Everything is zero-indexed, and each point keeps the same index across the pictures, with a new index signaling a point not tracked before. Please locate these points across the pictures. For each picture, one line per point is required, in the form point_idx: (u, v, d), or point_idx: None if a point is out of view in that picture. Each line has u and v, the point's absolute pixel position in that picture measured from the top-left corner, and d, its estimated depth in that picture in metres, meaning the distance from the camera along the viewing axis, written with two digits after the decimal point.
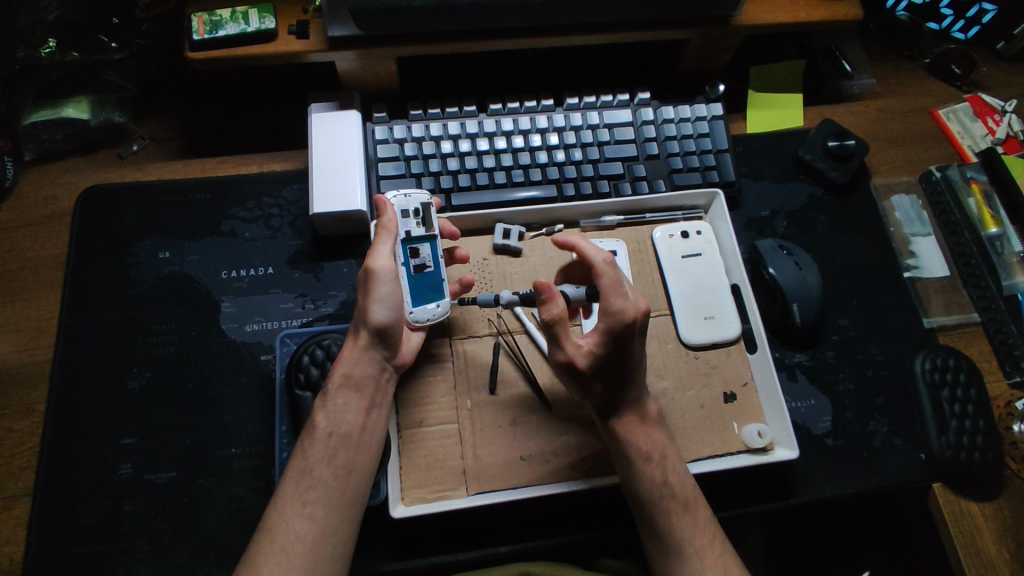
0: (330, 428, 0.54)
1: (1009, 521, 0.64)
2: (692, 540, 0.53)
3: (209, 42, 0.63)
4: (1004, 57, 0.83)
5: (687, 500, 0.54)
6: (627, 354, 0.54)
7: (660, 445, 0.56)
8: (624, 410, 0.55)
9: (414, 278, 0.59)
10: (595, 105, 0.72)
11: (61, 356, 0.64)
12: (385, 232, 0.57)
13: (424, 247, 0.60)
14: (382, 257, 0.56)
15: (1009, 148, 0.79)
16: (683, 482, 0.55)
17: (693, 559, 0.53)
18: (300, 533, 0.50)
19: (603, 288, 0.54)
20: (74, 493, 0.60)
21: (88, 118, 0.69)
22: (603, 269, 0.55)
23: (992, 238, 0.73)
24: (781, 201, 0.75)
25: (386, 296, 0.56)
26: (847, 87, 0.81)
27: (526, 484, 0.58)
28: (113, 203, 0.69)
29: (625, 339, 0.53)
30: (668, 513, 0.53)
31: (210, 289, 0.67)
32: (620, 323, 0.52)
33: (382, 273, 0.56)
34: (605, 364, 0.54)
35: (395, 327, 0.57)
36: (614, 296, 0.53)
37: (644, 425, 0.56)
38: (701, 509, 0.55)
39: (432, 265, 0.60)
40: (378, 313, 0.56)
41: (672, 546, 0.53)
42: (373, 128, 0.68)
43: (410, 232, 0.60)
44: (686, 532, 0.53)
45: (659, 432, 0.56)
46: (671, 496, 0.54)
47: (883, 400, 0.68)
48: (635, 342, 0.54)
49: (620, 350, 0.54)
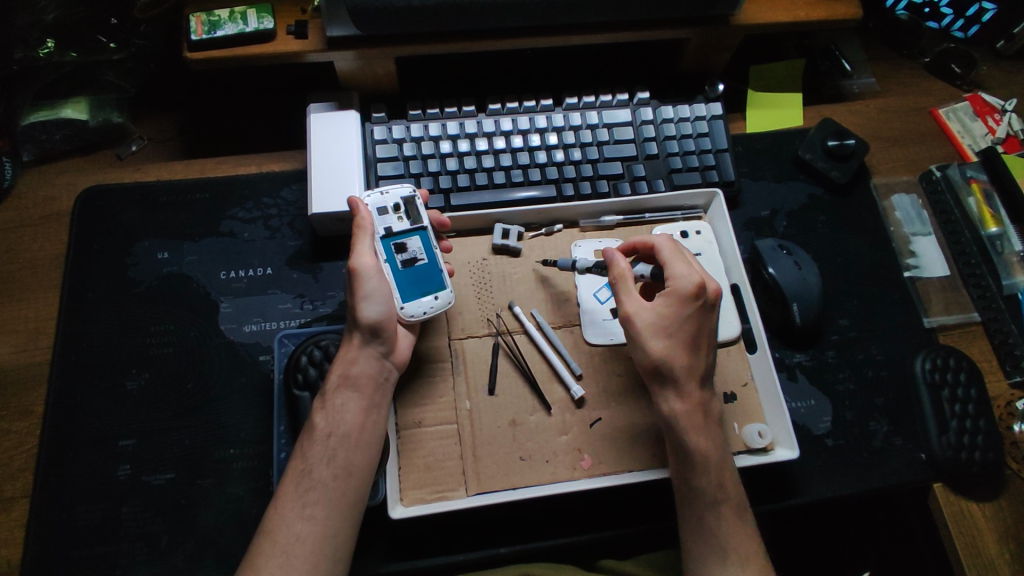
0: (328, 428, 0.54)
1: (1009, 521, 0.63)
2: (737, 547, 0.52)
3: (208, 43, 0.63)
4: (1004, 56, 0.83)
5: (735, 501, 0.54)
6: (694, 321, 0.55)
7: (718, 446, 0.54)
8: (688, 397, 0.54)
9: (403, 273, 0.59)
10: (594, 104, 0.72)
11: (60, 358, 0.64)
12: (362, 231, 0.57)
13: (410, 241, 0.60)
14: (362, 255, 0.56)
15: (1009, 147, 0.79)
16: (736, 486, 0.54)
17: (733, 566, 0.51)
18: (301, 535, 0.50)
19: (664, 258, 0.58)
20: (73, 494, 0.60)
21: (86, 119, 0.69)
22: (662, 244, 0.59)
23: (992, 237, 0.73)
24: (780, 201, 0.75)
25: (372, 292, 0.56)
26: (847, 86, 0.81)
27: (527, 484, 0.58)
28: (112, 204, 0.69)
29: (693, 304, 0.55)
30: (717, 515, 0.53)
31: (208, 290, 0.67)
32: (689, 284, 0.56)
33: (364, 270, 0.56)
34: (676, 329, 0.55)
35: (387, 320, 0.57)
36: (676, 263, 0.57)
37: (706, 419, 0.54)
38: (746, 517, 0.54)
39: (424, 256, 0.59)
40: (367, 311, 0.56)
41: (717, 550, 0.52)
42: (371, 129, 0.68)
43: (391, 228, 0.59)
44: (732, 537, 0.52)
45: (719, 432, 0.55)
46: (724, 499, 0.53)
47: (883, 400, 0.68)
48: (699, 312, 0.56)
49: (688, 318, 0.55)
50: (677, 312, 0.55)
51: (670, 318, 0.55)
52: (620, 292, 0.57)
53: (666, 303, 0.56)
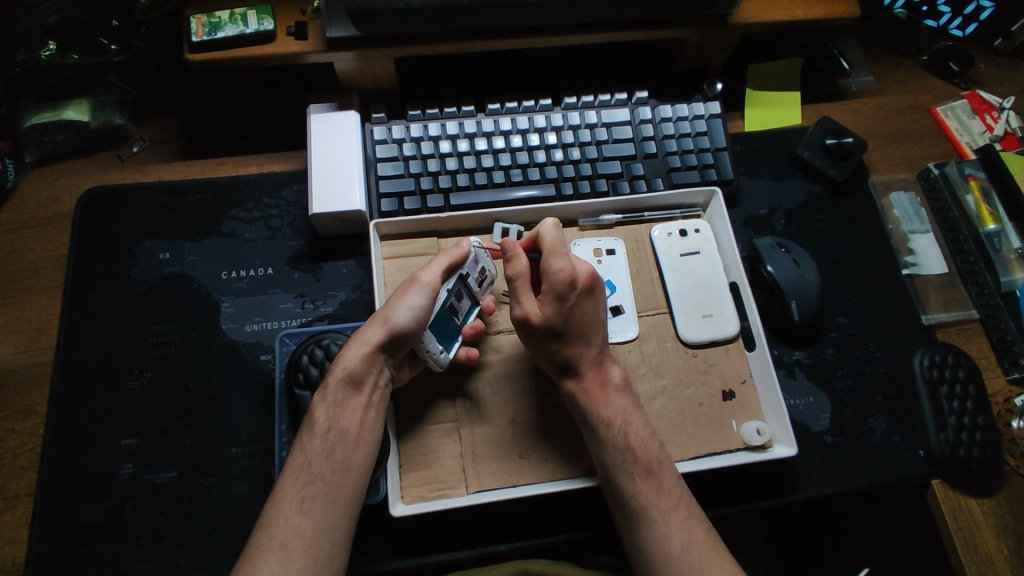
0: (328, 423, 0.54)
1: (1007, 517, 0.64)
2: (656, 504, 0.54)
3: (209, 44, 0.63)
4: (1002, 54, 0.83)
5: (653, 462, 0.55)
6: (573, 314, 0.57)
7: (622, 411, 0.57)
8: (582, 372, 0.57)
9: (445, 313, 0.58)
10: (594, 104, 0.72)
11: (63, 358, 0.64)
12: (448, 255, 0.58)
13: (466, 300, 0.60)
14: (431, 272, 0.57)
15: (1008, 144, 0.79)
16: (646, 447, 0.56)
17: (658, 524, 0.53)
18: (299, 529, 0.50)
19: (545, 248, 0.58)
20: (76, 492, 0.60)
21: (88, 120, 0.69)
22: (545, 237, 0.59)
23: (991, 234, 0.74)
24: (779, 199, 0.75)
25: (416, 304, 0.55)
26: (845, 85, 0.81)
27: (526, 482, 0.58)
28: (114, 205, 0.70)
29: (569, 299, 0.56)
30: (636, 476, 0.54)
31: (210, 290, 0.68)
32: (566, 280, 0.55)
33: (423, 284, 0.56)
34: (562, 327, 0.56)
35: (411, 338, 0.56)
36: (553, 258, 0.56)
37: (604, 390, 0.57)
38: (664, 475, 0.55)
39: (460, 318, 0.60)
40: (401, 317, 0.55)
41: (637, 510, 0.54)
42: (372, 129, 0.68)
43: (468, 277, 0.59)
44: (650, 496, 0.54)
45: (622, 399, 0.58)
46: (633, 460, 0.55)
47: (882, 397, 0.68)
48: (578, 303, 0.57)
49: (565, 308, 0.56)
50: (559, 308, 0.56)
51: (551, 315, 0.56)
52: (518, 291, 0.57)
53: (549, 304, 0.56)
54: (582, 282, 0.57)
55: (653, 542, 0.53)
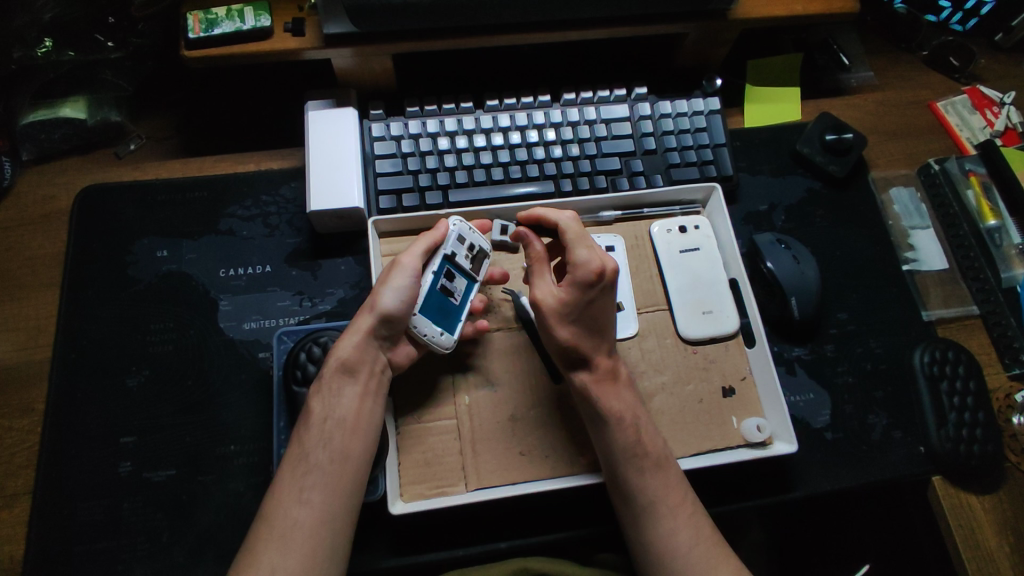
0: (325, 413, 0.54)
1: (1008, 513, 0.63)
2: (665, 498, 0.54)
3: (205, 40, 0.63)
4: (1003, 49, 0.83)
5: (656, 457, 0.55)
6: (593, 306, 0.56)
7: (631, 406, 0.57)
8: (594, 364, 0.57)
9: (438, 295, 0.58)
10: (593, 100, 0.72)
11: (60, 357, 0.64)
12: (428, 236, 0.58)
13: (460, 280, 0.60)
14: (412, 254, 0.57)
15: (1008, 140, 0.79)
16: (654, 442, 0.56)
17: (666, 519, 0.53)
18: (298, 519, 0.50)
19: (569, 238, 0.56)
20: (74, 491, 0.60)
21: (85, 118, 0.69)
22: (566, 225, 0.57)
23: (992, 230, 0.74)
24: (779, 195, 0.75)
25: (401, 286, 0.56)
26: (845, 80, 0.81)
27: (526, 479, 0.58)
28: (111, 202, 0.69)
29: (593, 290, 0.55)
30: (638, 470, 0.54)
31: (208, 288, 0.67)
32: (590, 271, 0.54)
33: (405, 266, 0.56)
34: (577, 317, 0.56)
35: (401, 320, 0.56)
36: (579, 247, 0.55)
37: (614, 383, 0.57)
38: (672, 470, 0.55)
39: (458, 300, 0.59)
40: (387, 301, 0.55)
41: (646, 505, 0.53)
42: (370, 126, 0.68)
43: (456, 255, 0.59)
44: (659, 490, 0.54)
45: (629, 393, 0.58)
46: (643, 454, 0.55)
47: (883, 393, 0.68)
48: (599, 296, 0.56)
49: (586, 299, 0.55)
50: (577, 298, 0.55)
51: (570, 303, 0.55)
52: (534, 275, 0.58)
53: (569, 293, 0.55)
54: (609, 276, 0.55)
55: (659, 538, 0.53)
